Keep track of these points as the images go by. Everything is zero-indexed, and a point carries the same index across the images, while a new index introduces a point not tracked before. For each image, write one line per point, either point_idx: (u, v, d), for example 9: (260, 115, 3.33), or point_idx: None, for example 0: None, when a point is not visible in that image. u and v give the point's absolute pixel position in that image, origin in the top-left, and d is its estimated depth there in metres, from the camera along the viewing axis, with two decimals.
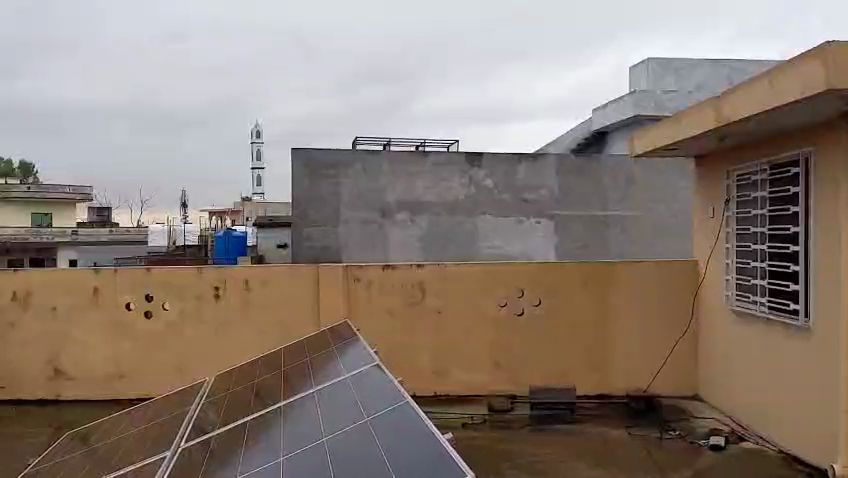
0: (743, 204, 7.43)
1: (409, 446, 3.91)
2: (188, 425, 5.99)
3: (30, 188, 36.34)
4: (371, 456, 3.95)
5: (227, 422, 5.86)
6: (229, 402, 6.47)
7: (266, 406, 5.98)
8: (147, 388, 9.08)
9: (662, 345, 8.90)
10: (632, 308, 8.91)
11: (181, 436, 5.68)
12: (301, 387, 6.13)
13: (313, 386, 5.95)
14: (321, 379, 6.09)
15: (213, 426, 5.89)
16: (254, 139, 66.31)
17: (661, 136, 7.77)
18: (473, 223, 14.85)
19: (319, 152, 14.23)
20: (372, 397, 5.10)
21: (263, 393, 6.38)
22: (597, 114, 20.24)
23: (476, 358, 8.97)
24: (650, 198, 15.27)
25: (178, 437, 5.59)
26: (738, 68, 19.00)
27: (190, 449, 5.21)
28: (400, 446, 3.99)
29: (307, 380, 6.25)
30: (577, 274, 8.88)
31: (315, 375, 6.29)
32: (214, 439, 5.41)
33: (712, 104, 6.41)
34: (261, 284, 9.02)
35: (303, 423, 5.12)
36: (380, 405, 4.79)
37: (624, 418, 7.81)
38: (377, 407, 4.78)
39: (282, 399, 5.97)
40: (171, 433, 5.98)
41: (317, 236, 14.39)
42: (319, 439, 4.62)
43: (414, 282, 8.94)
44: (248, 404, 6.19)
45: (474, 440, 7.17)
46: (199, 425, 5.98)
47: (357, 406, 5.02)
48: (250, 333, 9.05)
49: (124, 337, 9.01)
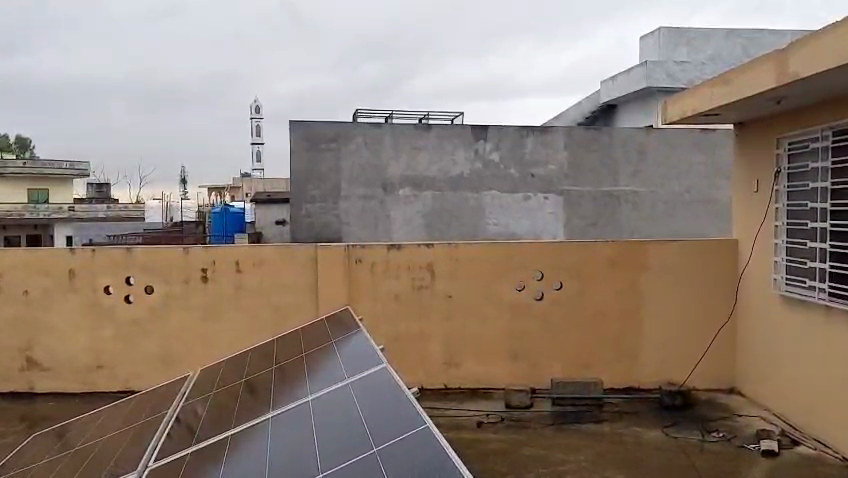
0: (797, 177, 6.60)
1: (414, 454, 3.08)
2: (169, 424, 5.18)
3: (27, 164, 35.21)
4: (365, 464, 3.14)
5: (214, 420, 5.03)
6: (216, 398, 5.67)
7: (252, 406, 5.13)
8: (130, 380, 8.26)
9: (699, 334, 8.09)
10: (664, 294, 8.07)
11: (156, 440, 4.84)
12: (294, 384, 5.29)
13: (307, 386, 5.11)
14: (318, 376, 5.24)
15: (197, 425, 5.08)
16: (251, 115, 65.11)
17: (702, 100, 6.90)
18: (478, 199, 13.98)
19: (318, 122, 13.37)
20: (367, 398, 4.23)
21: (254, 388, 5.58)
22: (607, 85, 19.26)
23: (490, 348, 8.15)
24: (661, 174, 14.36)
25: (152, 443, 4.76)
26: (754, 38, 17.93)
27: (163, 456, 4.39)
28: (403, 452, 3.17)
29: (301, 375, 5.42)
30: (603, 256, 8.03)
31: (312, 370, 5.46)
32: (193, 442, 4.60)
33: (775, 58, 5.55)
34: (252, 266, 8.17)
35: (294, 424, 4.28)
36: (379, 410, 3.95)
37: (658, 417, 6.97)
38: (374, 412, 3.95)
39: (271, 400, 5.12)
40: (148, 433, 5.16)
41: (316, 213, 13.55)
42: (311, 446, 3.80)
43: (423, 264, 8.10)
44: (235, 402, 5.38)
45: (490, 443, 6.35)
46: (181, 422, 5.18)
47: (347, 410, 4.18)
48: (241, 319, 8.21)
49: (103, 324, 8.18)
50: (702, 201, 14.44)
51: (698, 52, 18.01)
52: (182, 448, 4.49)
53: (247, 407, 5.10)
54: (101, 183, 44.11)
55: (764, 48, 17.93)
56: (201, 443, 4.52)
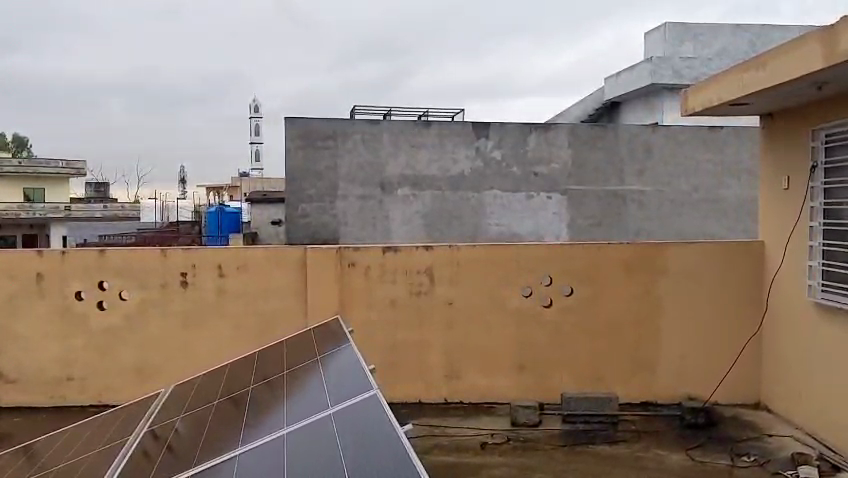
0: (838, 171, 5.97)
1: None
2: (132, 442, 4.53)
3: (22, 164, 34.36)
4: None
5: (184, 437, 4.40)
6: (188, 413, 5.03)
7: (223, 426, 4.49)
8: (103, 392, 7.61)
9: (722, 343, 7.44)
10: (683, 301, 7.43)
11: (107, 465, 4.19)
12: (272, 402, 4.64)
13: (287, 406, 4.47)
14: (300, 394, 4.59)
15: (162, 442, 4.42)
16: (251, 114, 64.44)
17: (731, 87, 6.26)
18: (480, 199, 13.32)
19: (313, 119, 12.75)
20: (354, 432, 3.52)
21: (231, 401, 4.94)
22: (610, 82, 18.58)
23: (494, 359, 7.51)
24: (669, 172, 13.69)
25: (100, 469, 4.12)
26: (762, 33, 17.22)
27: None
28: None
29: (282, 392, 4.78)
30: (617, 259, 7.39)
31: (295, 386, 4.81)
32: (155, 464, 3.95)
33: (824, 34, 4.92)
34: (237, 269, 7.52)
35: (261, 455, 3.61)
36: (362, 453, 3.20)
37: (680, 437, 6.33)
38: (356, 457, 3.18)
39: (245, 420, 4.48)
40: (106, 457, 4.51)
41: (312, 212, 12.93)
42: None
43: (422, 268, 7.45)
44: (208, 418, 4.74)
45: (495, 468, 5.71)
46: (146, 441, 4.53)
47: (321, 454, 3.42)
48: (224, 327, 7.57)
49: (74, 333, 7.54)
50: (709, 201, 13.79)
51: (705, 48, 17.35)
52: (140, 471, 3.83)
53: (219, 427, 4.45)
54: (99, 183, 43.53)
55: (773, 43, 17.22)
56: (162, 469, 3.86)
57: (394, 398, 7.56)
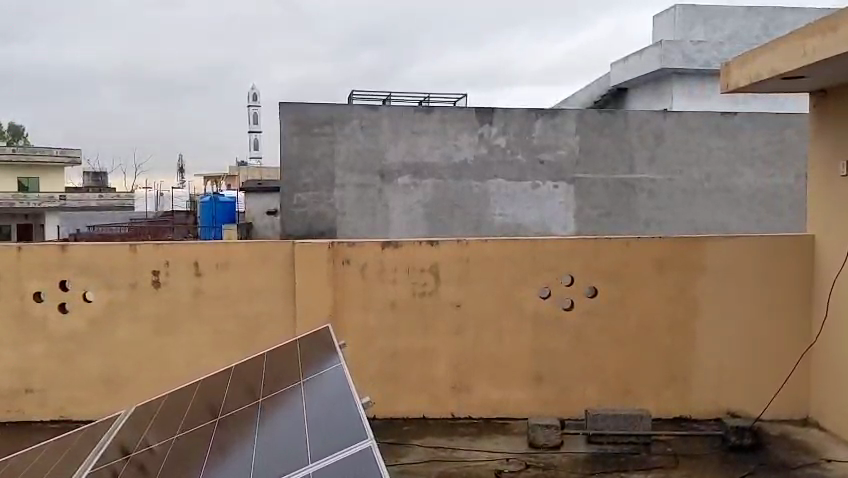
0: None
1: None
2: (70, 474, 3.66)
3: (17, 152, 33.16)
4: None
5: (132, 467, 3.55)
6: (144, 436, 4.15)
7: (178, 451, 3.61)
8: (66, 406, 6.76)
9: (766, 350, 6.62)
10: (724, 302, 6.57)
11: None
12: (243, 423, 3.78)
13: (260, 426, 3.59)
14: (276, 411, 3.73)
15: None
16: (250, 103, 63.35)
17: (788, 58, 5.41)
18: (483, 188, 12.41)
19: (310, 104, 11.88)
20: (326, 472, 2.63)
21: (195, 423, 4.08)
22: (617, 66, 17.56)
23: (510, 368, 6.67)
24: (682, 159, 12.75)
25: None
26: (776, 17, 16.30)
27: None
28: None
29: (254, 411, 3.92)
30: (650, 257, 6.52)
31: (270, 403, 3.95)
32: None
33: None
34: (216, 268, 6.65)
35: None
36: None
37: (724, 463, 5.50)
38: None
39: (208, 442, 3.61)
40: None
41: (309, 202, 12.07)
42: None
43: (426, 265, 6.58)
44: (166, 440, 3.88)
45: None
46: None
47: None
48: (201, 332, 6.72)
49: (32, 339, 6.68)
50: (721, 190, 12.89)
51: (716, 32, 16.37)
52: None
53: (177, 455, 3.59)
54: (96, 172, 42.53)
55: (786, 27, 16.32)
56: None
57: (395, 411, 6.72)
